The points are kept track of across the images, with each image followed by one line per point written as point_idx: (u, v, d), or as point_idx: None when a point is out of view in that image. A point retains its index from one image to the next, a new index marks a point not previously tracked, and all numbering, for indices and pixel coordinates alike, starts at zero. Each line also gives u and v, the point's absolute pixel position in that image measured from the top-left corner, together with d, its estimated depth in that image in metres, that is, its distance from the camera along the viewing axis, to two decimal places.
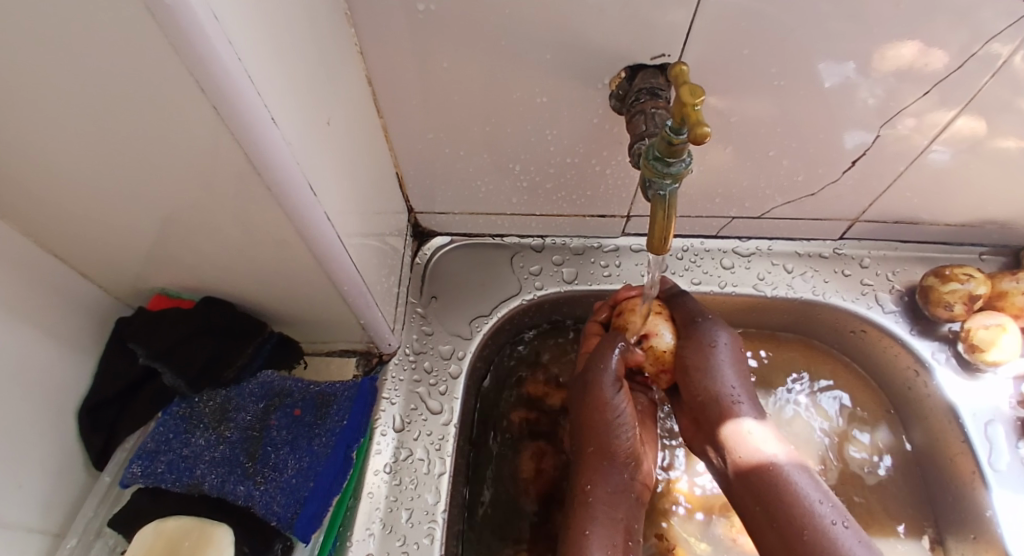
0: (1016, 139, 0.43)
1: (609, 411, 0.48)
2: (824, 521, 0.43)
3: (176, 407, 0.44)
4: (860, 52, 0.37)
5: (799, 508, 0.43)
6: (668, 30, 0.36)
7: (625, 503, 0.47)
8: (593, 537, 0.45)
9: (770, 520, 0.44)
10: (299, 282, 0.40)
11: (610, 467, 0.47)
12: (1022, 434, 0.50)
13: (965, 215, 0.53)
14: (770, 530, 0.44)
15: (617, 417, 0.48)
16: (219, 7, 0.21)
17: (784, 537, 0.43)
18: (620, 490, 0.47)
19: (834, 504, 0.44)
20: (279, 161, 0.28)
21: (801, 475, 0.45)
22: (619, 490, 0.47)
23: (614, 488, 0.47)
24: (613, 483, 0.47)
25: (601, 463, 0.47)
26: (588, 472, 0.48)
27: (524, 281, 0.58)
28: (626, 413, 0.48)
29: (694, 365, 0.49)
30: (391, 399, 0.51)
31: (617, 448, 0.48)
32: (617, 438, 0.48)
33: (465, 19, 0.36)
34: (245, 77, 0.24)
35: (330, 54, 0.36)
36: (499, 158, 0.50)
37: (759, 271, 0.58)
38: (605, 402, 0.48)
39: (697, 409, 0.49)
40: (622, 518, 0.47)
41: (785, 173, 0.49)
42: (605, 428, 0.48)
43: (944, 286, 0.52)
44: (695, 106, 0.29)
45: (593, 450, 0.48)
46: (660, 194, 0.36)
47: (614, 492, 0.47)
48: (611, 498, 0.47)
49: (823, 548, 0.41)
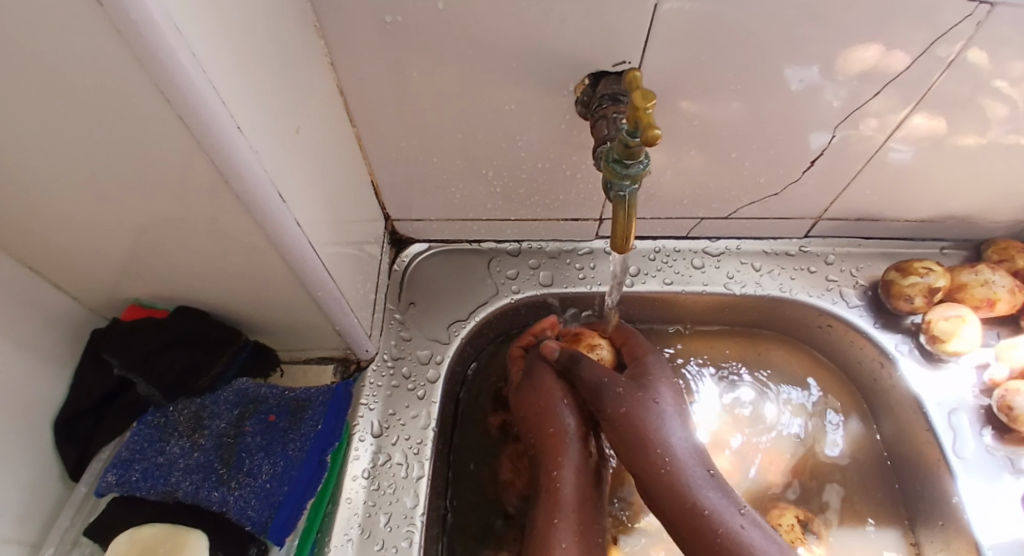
0: (972, 137, 0.45)
1: (556, 394, 0.51)
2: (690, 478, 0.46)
3: (150, 417, 0.44)
4: (825, 56, 0.39)
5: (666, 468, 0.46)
6: (629, 38, 0.38)
7: (587, 486, 0.49)
8: (560, 525, 0.46)
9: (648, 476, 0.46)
10: (273, 289, 0.41)
11: (568, 447, 0.49)
12: (986, 422, 0.52)
13: (924, 211, 0.55)
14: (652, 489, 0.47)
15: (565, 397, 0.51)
16: (182, 21, 0.22)
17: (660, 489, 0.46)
18: (581, 472, 0.49)
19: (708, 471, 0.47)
20: (246, 169, 0.29)
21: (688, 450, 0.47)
22: (580, 471, 0.49)
23: (577, 470, 0.49)
24: (576, 465, 0.49)
25: (560, 445, 0.49)
26: (552, 460, 0.49)
27: (501, 285, 0.59)
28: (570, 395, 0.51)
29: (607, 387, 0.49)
30: (369, 405, 0.51)
31: (571, 426, 0.50)
32: (566, 416, 0.50)
33: (432, 30, 0.38)
34: (210, 88, 0.25)
35: (301, 68, 0.37)
36: (473, 165, 0.51)
37: (729, 270, 0.59)
38: (551, 390, 0.51)
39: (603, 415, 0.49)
40: (583, 502, 0.48)
41: (749, 174, 0.51)
42: (549, 415, 0.50)
43: (904, 280, 0.54)
44: (647, 109, 0.30)
45: (552, 432, 0.50)
46: (620, 195, 0.37)
47: (580, 474, 0.49)
48: (575, 479, 0.48)
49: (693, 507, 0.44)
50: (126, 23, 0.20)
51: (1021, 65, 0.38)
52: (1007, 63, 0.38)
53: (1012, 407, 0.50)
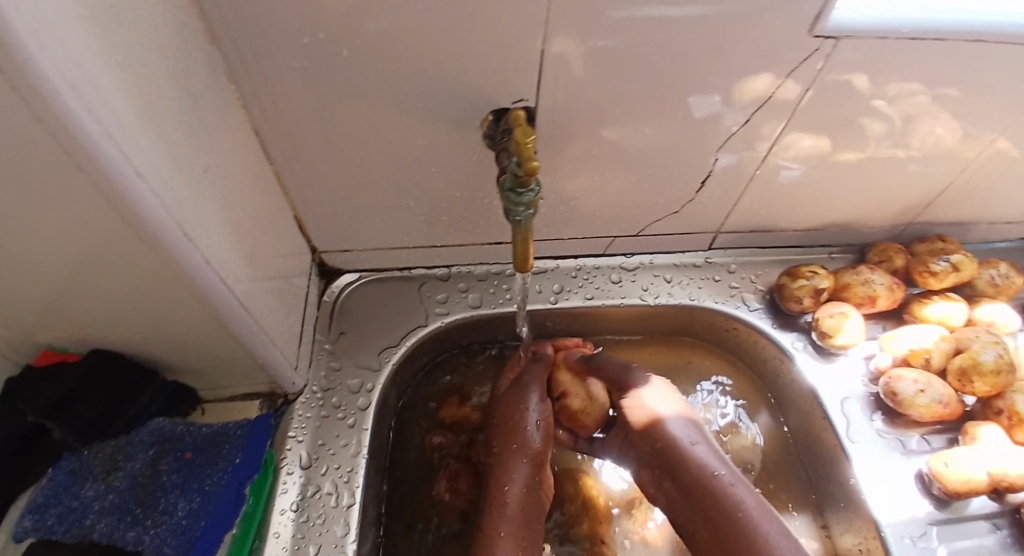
0: (853, 153, 0.52)
1: (524, 412, 0.55)
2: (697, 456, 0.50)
3: (65, 462, 0.44)
4: (724, 87, 0.44)
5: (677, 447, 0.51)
6: (525, 78, 0.42)
7: (532, 501, 0.51)
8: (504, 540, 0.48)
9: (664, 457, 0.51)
10: (192, 328, 0.41)
11: (525, 463, 0.53)
12: (874, 407, 0.57)
13: (808, 220, 0.61)
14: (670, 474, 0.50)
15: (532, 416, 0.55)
16: (80, 81, 0.23)
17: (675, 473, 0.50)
18: (529, 488, 0.52)
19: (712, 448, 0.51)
20: (148, 212, 0.30)
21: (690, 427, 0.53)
22: (529, 489, 0.52)
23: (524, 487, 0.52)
24: (525, 482, 0.52)
25: (516, 461, 0.52)
26: (506, 475, 0.52)
27: (431, 310, 0.61)
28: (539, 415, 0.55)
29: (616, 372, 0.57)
30: (297, 438, 0.51)
31: (531, 445, 0.54)
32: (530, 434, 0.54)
33: (340, 75, 0.41)
34: (109, 141, 0.26)
35: (211, 112, 0.38)
36: (393, 197, 0.53)
37: (643, 283, 0.63)
38: (522, 409, 0.55)
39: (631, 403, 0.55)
40: (528, 517, 0.50)
41: (653, 195, 0.56)
42: (518, 431, 0.54)
43: (793, 283, 0.59)
44: (527, 144, 0.34)
45: (514, 448, 0.53)
46: (517, 220, 0.40)
47: (528, 490, 0.52)
48: (524, 495, 0.51)
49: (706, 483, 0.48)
50: (23, 85, 0.21)
51: (896, 86, 0.45)
52: (884, 84, 0.45)
53: (896, 392, 0.55)
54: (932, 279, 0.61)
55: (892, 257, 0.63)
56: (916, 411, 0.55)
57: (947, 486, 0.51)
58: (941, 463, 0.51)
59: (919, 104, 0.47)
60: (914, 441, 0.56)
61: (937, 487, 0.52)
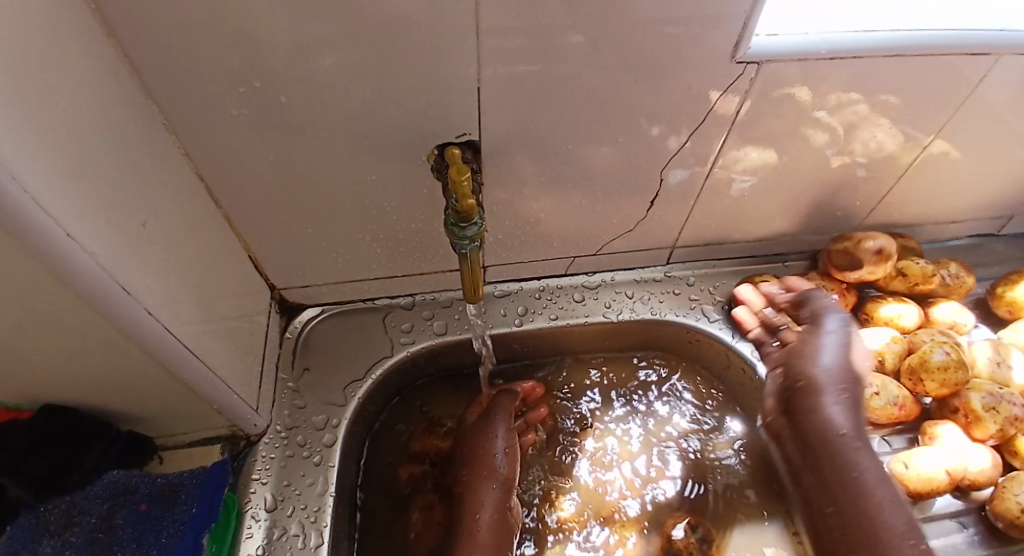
0: (795, 163, 0.54)
1: (491, 441, 0.57)
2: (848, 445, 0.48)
3: (21, 519, 0.44)
4: (669, 105, 0.45)
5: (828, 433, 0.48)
6: (464, 111, 0.43)
7: (502, 527, 0.52)
8: None
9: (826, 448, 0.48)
10: (144, 378, 0.41)
11: (492, 490, 0.54)
12: None
13: (760, 230, 0.63)
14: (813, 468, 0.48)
15: (497, 446, 0.56)
16: (2, 150, 0.23)
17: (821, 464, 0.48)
18: (499, 515, 0.53)
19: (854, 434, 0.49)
20: (79, 269, 0.30)
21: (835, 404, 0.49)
22: (500, 516, 0.53)
23: (495, 513, 0.53)
24: (494, 507, 0.53)
25: (484, 487, 0.54)
26: (475, 503, 0.53)
27: (396, 341, 0.61)
28: (505, 444, 0.57)
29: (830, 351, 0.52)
30: (261, 480, 0.51)
31: (499, 471, 0.55)
32: (496, 461, 0.56)
33: (283, 119, 0.41)
34: (35, 205, 0.26)
35: (150, 164, 0.39)
36: (348, 232, 0.54)
37: (606, 300, 0.64)
38: (490, 437, 0.57)
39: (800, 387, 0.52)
40: (497, 543, 0.51)
41: (606, 215, 0.57)
42: (486, 458, 0.56)
43: (748, 293, 0.61)
44: (463, 181, 0.35)
45: (482, 474, 0.55)
46: (462, 253, 0.41)
47: (497, 517, 0.53)
48: (492, 522, 0.52)
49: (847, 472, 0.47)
50: None
51: (835, 97, 0.47)
52: (825, 96, 0.46)
53: None
54: (868, 273, 0.62)
55: (857, 249, 0.61)
56: (874, 414, 0.56)
57: (909, 487, 0.52)
58: (902, 465, 0.53)
59: (858, 112, 0.49)
60: (877, 443, 0.57)
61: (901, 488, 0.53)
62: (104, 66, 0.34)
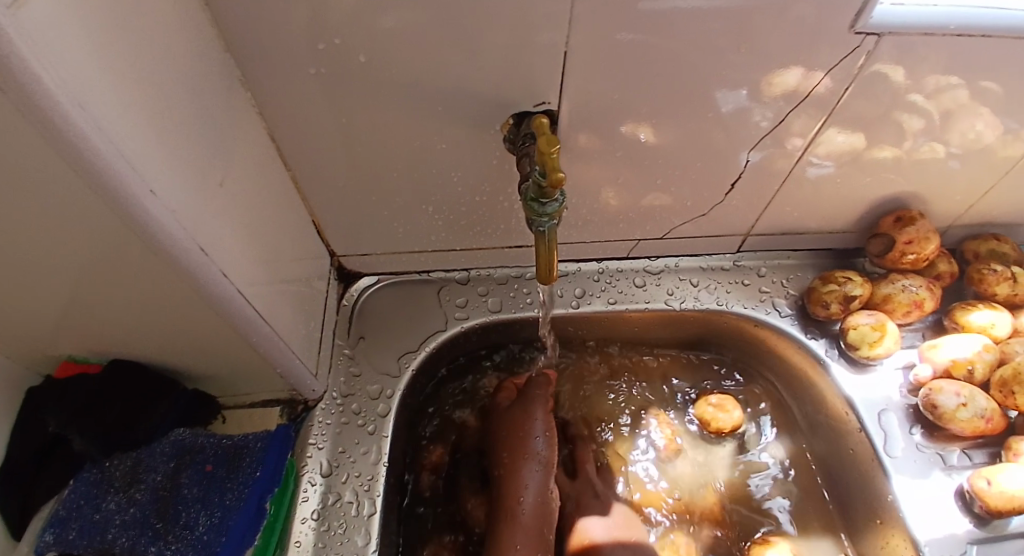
0: (888, 150, 0.49)
1: (528, 424, 0.54)
2: None
3: (87, 473, 0.45)
4: (751, 81, 0.41)
5: None
6: (546, 78, 0.40)
7: (545, 510, 0.51)
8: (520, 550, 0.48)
9: None
10: (211, 337, 0.41)
11: (530, 473, 0.52)
12: (913, 420, 0.55)
13: (843, 222, 0.59)
14: None
15: (536, 430, 0.54)
16: (89, 97, 0.22)
17: None
18: (542, 498, 0.51)
19: None
20: (160, 227, 0.29)
21: None
22: (543, 499, 0.51)
23: (537, 496, 0.51)
24: (535, 490, 0.51)
25: (522, 468, 0.52)
26: (514, 484, 0.51)
27: (450, 314, 0.60)
28: (542, 428, 0.54)
29: None
30: (318, 445, 0.52)
31: (537, 453, 0.53)
32: (535, 444, 0.53)
33: (357, 80, 0.39)
34: (120, 155, 0.25)
35: (227, 122, 0.38)
36: (411, 201, 0.52)
37: (668, 287, 0.62)
38: (527, 421, 0.54)
39: None
40: (539, 527, 0.50)
41: (679, 197, 0.54)
42: (525, 441, 0.53)
43: (823, 287, 0.57)
44: (552, 154, 0.33)
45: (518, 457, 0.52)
46: (540, 231, 0.39)
47: (538, 500, 0.51)
48: (534, 505, 0.51)
49: None
50: (26, 104, 0.20)
51: (932, 79, 0.41)
52: (923, 77, 0.41)
53: (937, 405, 0.53)
54: (921, 260, 0.58)
55: (890, 230, 0.56)
56: (957, 426, 0.52)
57: (990, 504, 0.49)
58: (984, 480, 0.49)
59: (957, 98, 0.44)
60: (957, 456, 0.54)
61: (979, 506, 0.50)
62: (189, 19, 0.32)
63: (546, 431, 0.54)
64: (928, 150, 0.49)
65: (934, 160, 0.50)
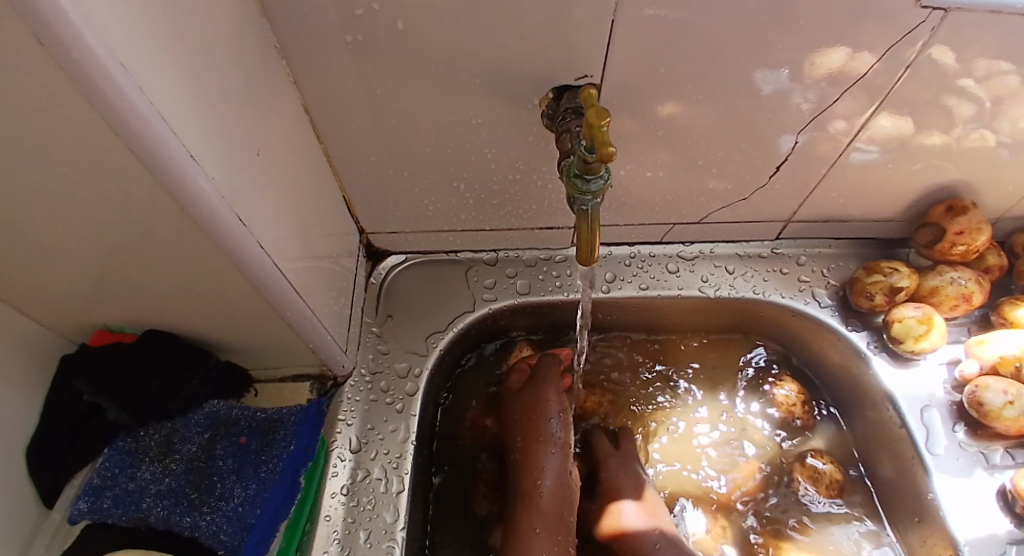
0: (938, 136, 0.46)
1: (542, 406, 0.53)
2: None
3: (122, 442, 0.45)
4: (792, 60, 0.39)
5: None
6: (590, 50, 0.38)
7: (565, 491, 0.50)
8: (539, 533, 0.47)
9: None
10: (244, 311, 0.41)
11: (548, 456, 0.51)
12: (957, 418, 0.53)
13: (890, 211, 0.56)
14: None
15: (550, 411, 0.53)
16: (128, 54, 0.21)
17: None
18: (561, 480, 0.50)
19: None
20: (201, 195, 0.29)
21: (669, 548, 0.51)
22: (563, 481, 0.50)
23: (557, 478, 0.50)
24: (553, 472, 0.50)
25: (540, 451, 0.51)
26: (532, 466, 0.51)
27: (478, 295, 0.59)
28: (557, 409, 0.53)
29: None
30: (347, 420, 0.52)
31: (553, 436, 0.52)
32: (552, 426, 0.53)
33: (393, 50, 0.38)
34: (160, 118, 0.24)
35: (263, 91, 0.37)
36: (443, 178, 0.51)
37: (703, 274, 0.60)
38: (541, 402, 0.53)
39: None
40: (559, 509, 0.49)
41: (718, 180, 0.52)
42: (541, 423, 0.53)
43: (868, 277, 0.56)
44: (602, 127, 0.31)
45: (535, 440, 0.52)
46: (582, 209, 0.38)
47: (557, 481, 0.50)
48: (554, 486, 0.50)
49: None
50: (67, 59, 0.19)
51: (984, 64, 0.39)
52: (971, 61, 0.38)
53: (982, 403, 0.51)
54: (972, 251, 0.55)
55: (940, 219, 0.54)
56: (1002, 424, 0.51)
57: None
58: None
59: (1009, 85, 0.40)
60: (999, 455, 0.52)
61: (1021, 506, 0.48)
62: None
63: (561, 413, 0.54)
64: (977, 138, 0.46)
65: (984, 148, 0.47)
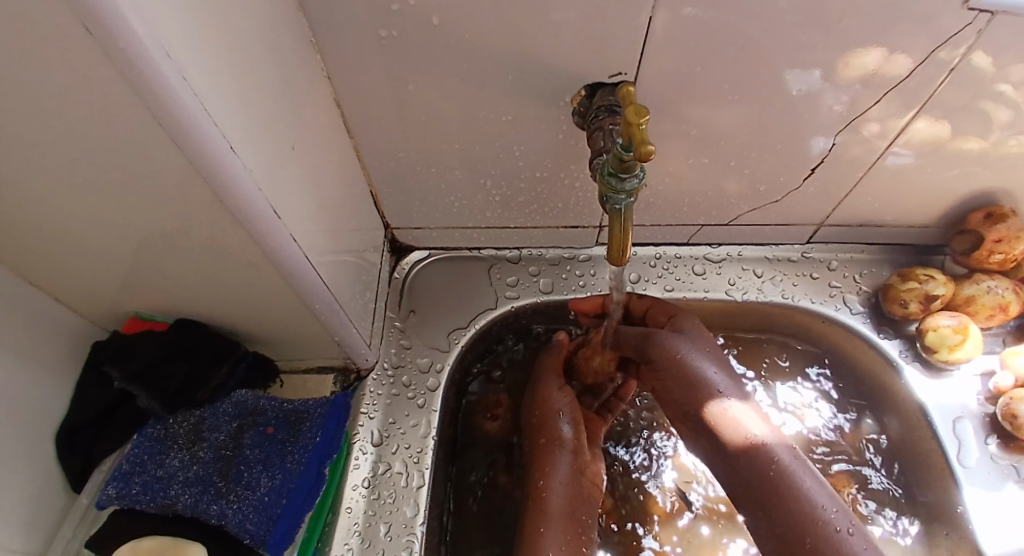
0: (976, 141, 0.45)
1: (551, 406, 0.53)
2: (804, 492, 0.44)
3: (151, 429, 0.45)
4: (825, 61, 0.38)
5: (780, 476, 0.45)
6: (624, 47, 0.37)
7: (576, 492, 0.50)
8: (547, 534, 0.47)
9: (766, 501, 0.45)
10: (273, 303, 0.41)
11: (559, 456, 0.51)
12: (990, 431, 0.52)
13: (925, 217, 0.55)
14: (758, 507, 0.46)
15: (559, 410, 0.52)
16: (173, 45, 0.21)
17: (760, 495, 0.45)
18: (570, 481, 0.50)
19: (830, 494, 0.45)
20: (240, 188, 0.29)
21: (789, 454, 0.46)
22: (572, 483, 0.50)
23: (565, 479, 0.50)
24: (563, 473, 0.50)
25: (551, 452, 0.51)
26: (541, 466, 0.51)
27: (501, 293, 0.59)
28: (567, 409, 0.53)
29: (778, 501, 0.44)
30: (369, 414, 0.52)
31: (565, 437, 0.51)
32: (562, 427, 0.52)
33: (424, 45, 0.38)
34: (203, 110, 0.24)
35: (298, 84, 0.37)
36: (470, 175, 0.51)
37: (730, 277, 0.59)
38: (549, 401, 0.53)
39: (761, 495, 0.45)
40: (570, 510, 0.49)
41: (749, 183, 0.51)
42: (549, 422, 0.52)
43: (902, 284, 0.54)
44: (641, 125, 0.30)
45: (544, 441, 0.52)
46: (616, 208, 0.37)
47: (566, 482, 0.50)
48: (563, 487, 0.49)
49: (789, 501, 0.44)
50: (115, 49, 0.19)
51: (1022, 69, 0.37)
52: (1009, 67, 0.37)
53: (1016, 415, 0.50)
54: (1010, 260, 0.53)
55: (979, 227, 0.52)
56: None
57: None
58: None
59: None
60: None
61: None
62: None
63: (570, 412, 0.53)
64: (1015, 144, 0.45)
65: (1021, 155, 0.46)
